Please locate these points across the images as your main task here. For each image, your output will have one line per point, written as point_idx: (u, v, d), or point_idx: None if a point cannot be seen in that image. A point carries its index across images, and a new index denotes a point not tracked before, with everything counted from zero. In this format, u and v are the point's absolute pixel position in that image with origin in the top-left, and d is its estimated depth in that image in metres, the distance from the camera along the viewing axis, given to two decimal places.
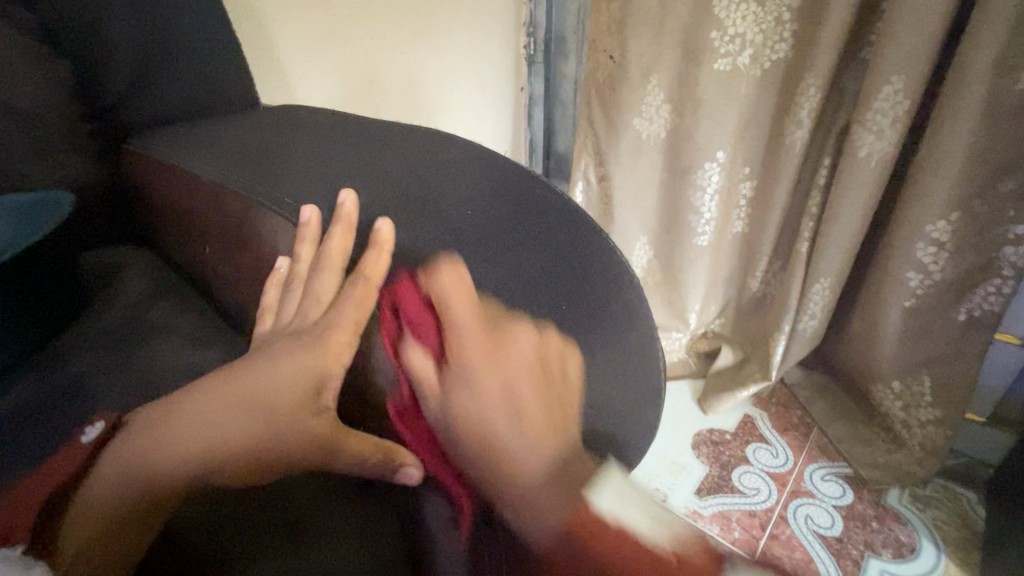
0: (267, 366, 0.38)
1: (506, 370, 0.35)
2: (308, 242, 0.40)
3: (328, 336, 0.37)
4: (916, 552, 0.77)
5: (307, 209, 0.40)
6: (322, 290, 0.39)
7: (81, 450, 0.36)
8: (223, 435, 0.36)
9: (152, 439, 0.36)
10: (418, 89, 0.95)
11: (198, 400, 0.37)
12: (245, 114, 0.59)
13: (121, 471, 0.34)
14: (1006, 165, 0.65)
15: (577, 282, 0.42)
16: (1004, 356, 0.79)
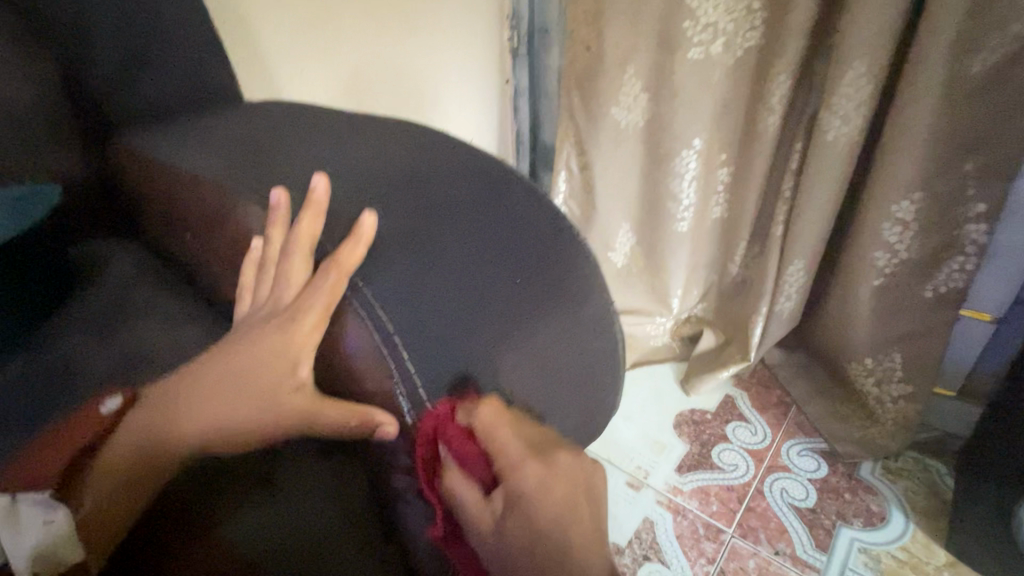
0: (251, 347, 0.39)
1: (551, 490, 0.34)
2: (278, 224, 0.40)
3: (295, 317, 0.37)
4: (886, 520, 0.80)
5: (278, 193, 0.41)
6: (292, 272, 0.39)
7: (101, 419, 0.40)
8: (214, 419, 0.39)
9: (161, 416, 0.39)
10: (402, 83, 0.97)
11: (195, 380, 0.39)
12: (224, 108, 0.60)
13: (136, 445, 0.39)
14: (966, 145, 0.67)
15: (539, 261, 0.42)
16: (974, 333, 0.81)
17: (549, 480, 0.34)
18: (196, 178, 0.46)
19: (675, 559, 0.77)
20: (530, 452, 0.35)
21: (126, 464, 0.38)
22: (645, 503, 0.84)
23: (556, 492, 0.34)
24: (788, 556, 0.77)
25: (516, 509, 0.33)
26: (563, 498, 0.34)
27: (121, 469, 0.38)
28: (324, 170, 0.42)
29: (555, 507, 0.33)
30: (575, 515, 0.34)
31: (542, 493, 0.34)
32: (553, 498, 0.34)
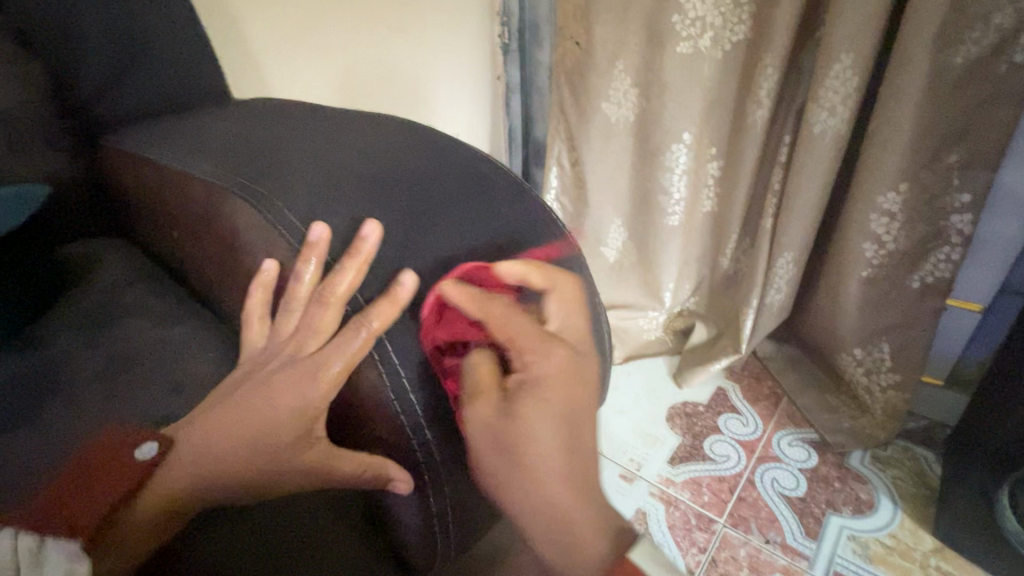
0: (273, 399, 0.37)
1: (566, 374, 0.38)
2: (312, 262, 0.38)
3: (316, 368, 0.36)
4: (875, 507, 0.81)
5: (319, 228, 0.38)
6: (319, 319, 0.37)
7: (135, 465, 0.35)
8: (246, 475, 0.36)
9: (190, 468, 0.36)
10: (394, 80, 0.97)
11: (226, 431, 0.36)
12: (214, 106, 0.60)
13: (160, 496, 0.35)
14: (951, 136, 0.68)
15: (534, 271, 0.42)
16: (961, 322, 0.82)
17: (563, 366, 0.38)
18: (184, 177, 0.46)
19: (667, 549, 0.78)
20: (544, 338, 0.39)
21: (151, 519, 0.34)
22: (638, 495, 0.84)
23: (569, 377, 0.38)
24: (778, 544, 0.77)
25: (529, 385, 0.37)
26: (574, 382, 0.39)
27: (143, 523, 0.34)
28: (310, 164, 0.42)
29: (566, 390, 0.38)
30: (582, 400, 0.39)
31: (556, 373, 0.38)
32: (567, 381, 0.38)
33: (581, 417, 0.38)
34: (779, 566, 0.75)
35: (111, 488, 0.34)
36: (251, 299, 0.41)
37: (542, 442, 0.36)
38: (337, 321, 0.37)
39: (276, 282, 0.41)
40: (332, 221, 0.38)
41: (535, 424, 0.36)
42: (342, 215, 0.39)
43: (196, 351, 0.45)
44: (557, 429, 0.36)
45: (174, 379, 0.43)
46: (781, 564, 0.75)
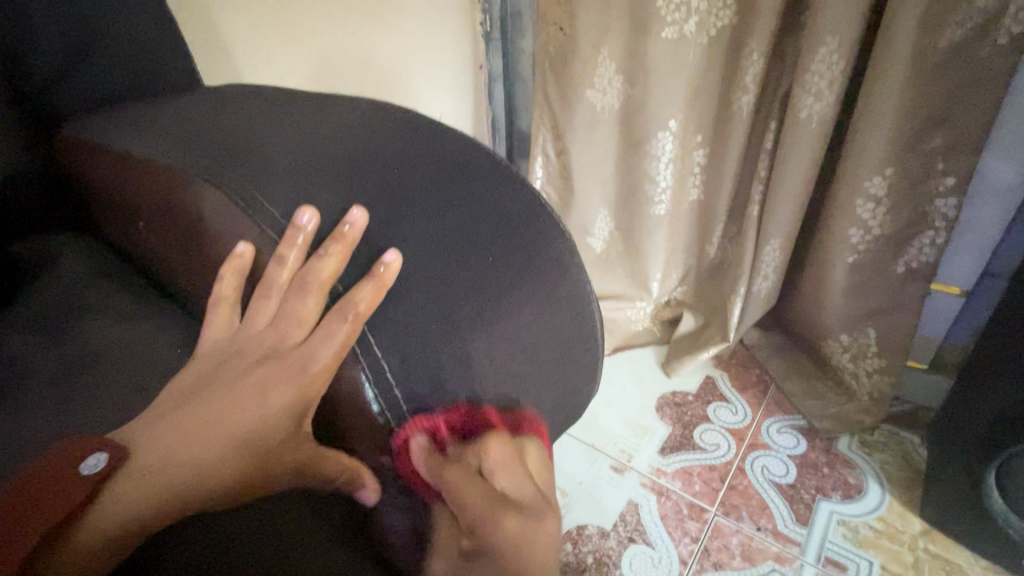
0: (252, 402, 0.35)
1: (520, 547, 0.30)
2: (296, 249, 0.35)
3: (298, 362, 0.34)
4: (862, 492, 0.81)
5: (308, 214, 0.35)
6: (302, 307, 0.35)
7: (77, 478, 0.31)
8: (210, 481, 0.34)
9: (144, 476, 0.33)
10: (371, 69, 0.93)
11: (191, 437, 0.34)
12: (182, 93, 0.57)
13: (113, 513, 0.32)
14: (935, 118, 0.68)
15: (528, 265, 0.40)
16: (944, 306, 0.84)
17: (518, 539, 0.31)
18: (149, 161, 0.43)
19: (659, 540, 0.77)
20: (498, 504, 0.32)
21: (104, 536, 0.31)
22: (629, 486, 0.84)
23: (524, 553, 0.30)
24: (769, 532, 0.77)
25: (475, 561, 0.31)
26: (534, 559, 0.30)
27: (98, 541, 0.31)
28: (282, 147, 0.40)
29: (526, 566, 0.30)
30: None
31: (511, 549, 0.30)
32: (520, 560, 0.30)
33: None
34: (771, 553, 0.75)
35: (44, 513, 0.30)
36: (223, 280, 0.38)
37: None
38: (320, 308, 0.35)
39: (249, 267, 0.38)
40: (307, 202, 0.36)
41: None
42: (316, 195, 0.36)
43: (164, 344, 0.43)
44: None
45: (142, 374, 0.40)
46: (772, 551, 0.75)
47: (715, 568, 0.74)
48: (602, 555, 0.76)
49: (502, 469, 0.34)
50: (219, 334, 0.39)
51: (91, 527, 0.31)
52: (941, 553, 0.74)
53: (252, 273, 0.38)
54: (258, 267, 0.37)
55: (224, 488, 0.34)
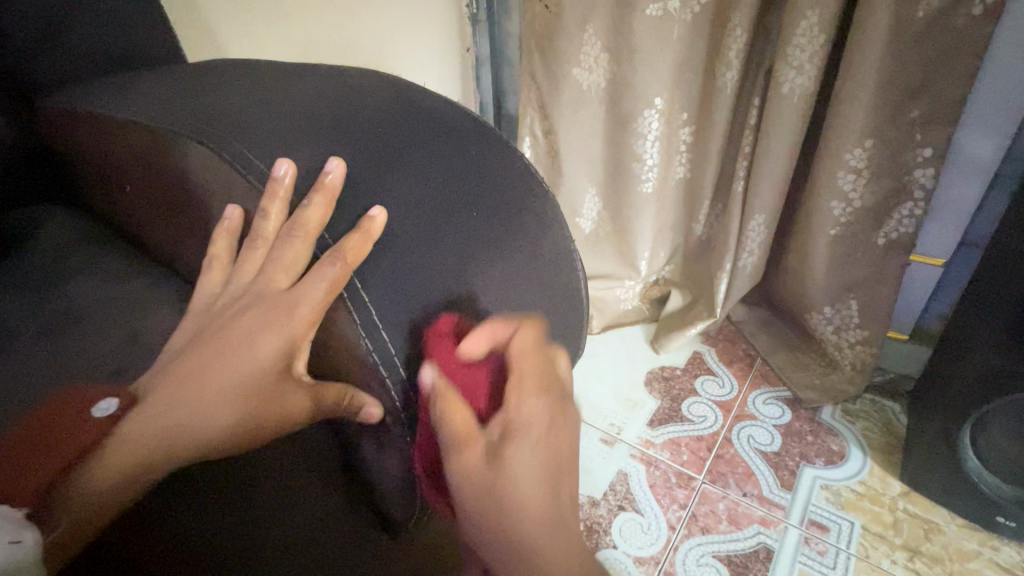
0: (245, 347, 0.35)
1: (552, 424, 0.35)
2: (279, 201, 0.36)
3: (285, 311, 0.35)
4: (845, 458, 0.84)
5: (284, 165, 0.36)
6: (288, 255, 0.36)
7: (91, 423, 0.34)
8: (211, 422, 0.35)
9: (150, 420, 0.34)
10: (357, 51, 0.91)
11: (193, 380, 0.35)
12: (163, 67, 0.56)
13: (122, 454, 0.33)
14: (913, 89, 0.69)
15: (510, 217, 0.41)
16: (924, 276, 0.85)
17: (552, 419, 0.35)
18: (135, 126, 0.43)
19: (648, 508, 0.79)
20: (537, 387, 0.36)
21: (118, 472, 0.32)
22: (619, 457, 0.85)
23: (556, 429, 0.35)
24: (754, 497, 0.79)
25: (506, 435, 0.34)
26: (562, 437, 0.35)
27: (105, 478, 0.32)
28: (266, 111, 0.40)
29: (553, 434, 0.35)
30: (567, 456, 0.35)
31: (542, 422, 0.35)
32: (553, 434, 0.35)
33: (564, 478, 0.35)
34: (756, 517, 0.77)
35: (63, 449, 0.33)
36: (216, 241, 0.39)
37: (526, 489, 0.32)
38: (307, 257, 0.36)
39: (242, 227, 0.39)
40: (291, 156, 0.37)
41: (521, 472, 0.33)
42: (301, 152, 0.37)
43: (154, 306, 0.43)
44: (537, 487, 0.33)
45: (132, 331, 0.40)
46: (758, 515, 0.77)
47: (702, 532, 0.76)
48: (593, 523, 0.78)
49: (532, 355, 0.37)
50: (210, 292, 0.40)
51: (106, 465, 0.32)
52: (920, 513, 0.77)
53: (244, 233, 0.39)
54: (248, 223, 0.38)
55: (229, 429, 0.35)
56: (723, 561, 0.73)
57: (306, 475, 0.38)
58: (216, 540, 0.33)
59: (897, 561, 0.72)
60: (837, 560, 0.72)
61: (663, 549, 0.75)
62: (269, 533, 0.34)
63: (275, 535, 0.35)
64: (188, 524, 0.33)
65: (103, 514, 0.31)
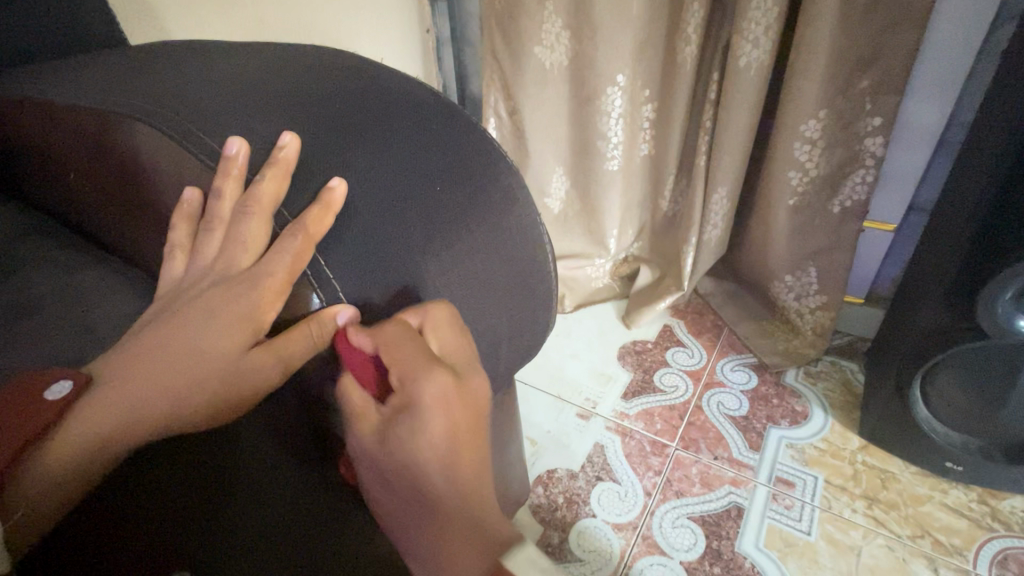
0: (205, 320, 0.35)
1: (453, 397, 0.35)
2: (233, 179, 0.35)
3: (254, 286, 0.34)
4: (808, 417, 0.88)
5: (236, 143, 0.35)
6: (246, 233, 0.35)
7: (46, 406, 0.31)
8: (174, 391, 0.33)
9: (112, 400, 0.33)
10: (311, 33, 0.88)
11: (158, 350, 0.34)
12: (101, 50, 0.53)
13: (81, 439, 0.31)
14: (863, 60, 0.72)
15: (474, 192, 0.41)
16: (875, 241, 0.90)
17: (453, 390, 0.35)
18: (77, 110, 0.41)
19: (625, 476, 0.81)
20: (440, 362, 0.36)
21: (82, 451, 0.31)
22: (595, 430, 0.87)
23: (456, 403, 0.35)
24: (725, 460, 0.83)
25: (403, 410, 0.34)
26: (464, 410, 0.36)
27: (68, 460, 0.31)
28: (217, 92, 0.38)
29: (452, 413, 0.35)
30: (469, 436, 0.36)
31: (435, 395, 0.34)
32: (451, 413, 0.35)
33: (466, 457, 0.35)
34: (727, 479, 0.80)
35: (14, 432, 0.30)
36: (175, 228, 0.37)
37: (419, 461, 0.34)
38: (268, 234, 0.35)
39: (200, 209, 0.37)
40: (244, 135, 0.36)
41: (409, 458, 0.34)
42: (257, 131, 0.36)
43: (112, 295, 0.42)
44: (442, 460, 0.34)
45: (85, 320, 0.39)
46: (729, 476, 0.81)
47: (677, 496, 0.79)
48: (572, 495, 0.80)
49: (436, 333, 0.36)
50: (172, 276, 0.38)
51: (69, 444, 0.31)
52: (876, 464, 0.82)
53: (202, 217, 0.37)
54: (205, 207, 0.37)
55: (196, 400, 0.33)
56: (698, 522, 0.76)
57: (281, 455, 0.36)
58: (162, 525, 0.31)
59: (857, 509, 0.77)
60: (803, 513, 0.76)
61: (640, 515, 0.77)
62: (244, 522, 0.33)
63: (225, 527, 0.32)
64: (161, 514, 0.31)
65: (60, 500, 0.30)
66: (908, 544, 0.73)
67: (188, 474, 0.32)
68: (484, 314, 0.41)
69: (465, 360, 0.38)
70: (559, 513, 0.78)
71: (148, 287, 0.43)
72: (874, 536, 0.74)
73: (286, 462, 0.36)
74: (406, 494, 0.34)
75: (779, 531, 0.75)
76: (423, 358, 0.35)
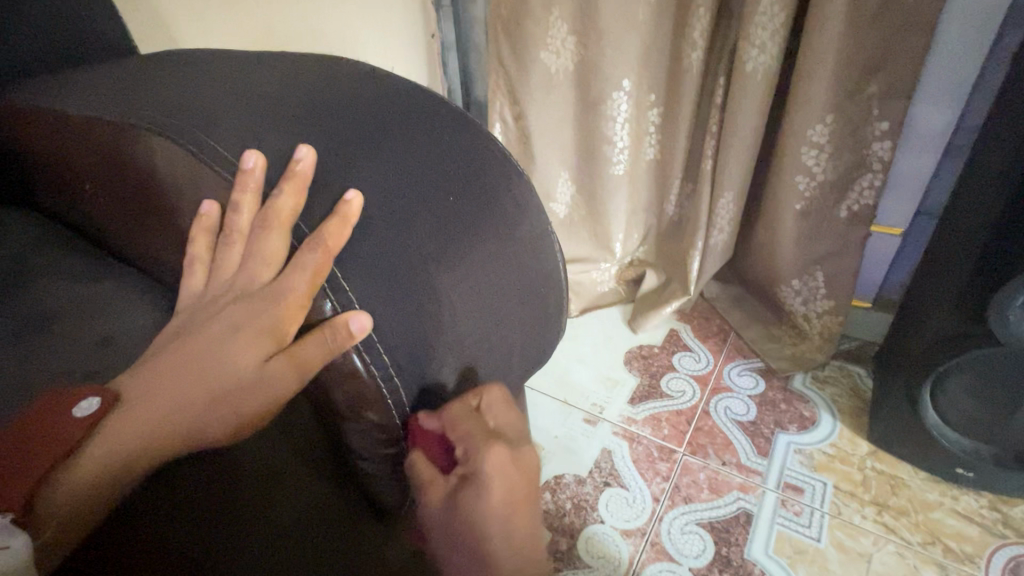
0: (227, 337, 0.34)
1: (510, 467, 0.38)
2: (250, 193, 0.35)
3: (274, 300, 0.34)
4: (816, 422, 0.87)
5: (253, 156, 0.35)
6: (265, 247, 0.35)
7: (75, 424, 0.32)
8: (196, 408, 0.33)
9: (134, 415, 0.33)
10: (317, 38, 0.88)
11: (181, 366, 0.34)
12: (111, 59, 0.54)
13: (103, 456, 0.32)
14: (870, 65, 0.72)
15: (486, 201, 0.41)
16: (883, 246, 0.90)
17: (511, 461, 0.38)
18: (90, 121, 0.41)
19: (633, 482, 0.81)
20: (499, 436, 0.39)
21: (107, 468, 0.32)
22: (602, 435, 0.87)
23: (514, 472, 0.37)
24: (733, 466, 0.82)
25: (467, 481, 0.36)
26: (520, 481, 0.38)
27: (94, 478, 0.31)
28: (230, 103, 0.39)
29: (512, 482, 0.37)
30: (524, 505, 0.38)
31: (496, 464, 0.37)
32: (510, 480, 0.37)
33: (522, 528, 0.37)
34: (736, 484, 0.80)
35: (44, 449, 0.31)
36: (194, 242, 0.38)
37: (484, 528, 0.36)
38: (286, 248, 0.35)
39: (219, 223, 0.37)
40: (259, 147, 0.36)
41: (477, 527, 0.36)
42: (271, 143, 0.36)
43: (126, 305, 0.42)
44: (503, 529, 0.36)
45: (99, 331, 0.39)
46: (737, 482, 0.80)
47: (686, 502, 0.79)
48: (580, 500, 0.80)
49: (491, 410, 0.39)
50: (191, 289, 0.38)
51: (95, 462, 0.32)
52: (886, 469, 0.81)
53: (220, 230, 0.37)
54: (223, 220, 0.37)
55: (219, 416, 0.34)
56: (706, 528, 0.76)
57: (297, 474, 0.37)
58: (180, 541, 0.31)
59: (867, 515, 0.76)
60: (812, 519, 0.76)
61: (649, 520, 0.77)
62: (264, 543, 0.33)
63: (245, 548, 0.32)
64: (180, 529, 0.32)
65: (84, 516, 0.31)
66: (919, 550, 0.73)
67: (203, 490, 0.34)
68: (498, 323, 0.42)
69: (520, 440, 0.40)
70: (567, 519, 0.78)
71: (161, 296, 0.44)
72: (884, 543, 0.73)
73: (302, 481, 0.37)
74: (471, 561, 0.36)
75: (788, 538, 0.74)
76: (483, 434, 0.38)
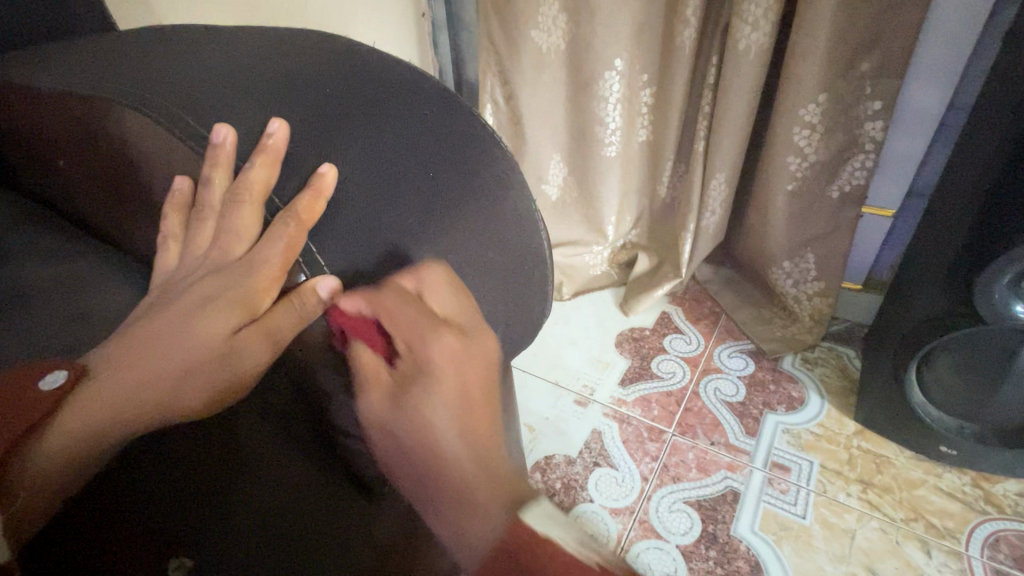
0: (198, 310, 0.34)
1: (458, 356, 0.35)
2: (221, 167, 0.35)
3: (249, 272, 0.34)
4: (804, 403, 0.88)
5: (223, 130, 0.34)
6: (238, 221, 0.35)
7: (42, 396, 0.31)
8: (169, 377, 0.33)
9: (106, 391, 0.33)
10: (305, 18, 0.86)
11: (153, 338, 0.34)
12: (90, 35, 0.52)
13: (76, 426, 0.31)
14: (863, 42, 0.70)
15: (465, 176, 0.41)
16: (875, 226, 0.90)
17: (457, 349, 0.35)
18: (66, 96, 0.40)
19: (622, 461, 0.82)
20: (439, 321, 0.36)
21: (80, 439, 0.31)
22: (593, 416, 0.88)
23: (464, 361, 0.35)
24: (722, 446, 0.83)
25: (414, 374, 0.34)
26: (474, 369, 0.36)
27: (64, 451, 0.30)
28: (205, 78, 0.38)
29: (461, 371, 0.35)
30: (480, 389, 0.35)
31: (442, 355, 0.35)
32: (459, 367, 0.35)
33: (479, 413, 0.35)
34: (724, 463, 0.81)
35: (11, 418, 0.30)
36: (168, 218, 0.38)
37: (439, 420, 0.33)
38: (260, 221, 0.35)
39: (191, 198, 0.37)
40: (231, 120, 0.35)
41: (428, 414, 0.33)
42: (245, 117, 0.35)
43: (106, 283, 0.41)
44: (456, 415, 0.34)
45: (78, 310, 0.39)
46: (725, 461, 0.81)
47: (674, 481, 0.79)
48: (570, 480, 0.80)
49: (432, 291, 0.36)
50: (166, 267, 0.38)
51: (67, 432, 0.31)
52: (872, 448, 0.82)
53: (193, 206, 0.37)
54: (196, 195, 0.37)
55: (193, 388, 0.33)
56: (694, 506, 0.77)
57: (281, 450, 0.36)
58: (158, 514, 0.31)
59: (851, 493, 0.77)
60: (798, 497, 0.77)
61: (637, 499, 0.78)
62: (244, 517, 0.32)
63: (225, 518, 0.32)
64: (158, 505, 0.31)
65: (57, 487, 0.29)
66: (902, 526, 0.74)
67: (183, 463, 0.32)
68: (479, 299, 0.41)
69: (472, 327, 0.37)
70: (557, 499, 0.79)
71: (142, 276, 0.43)
72: (868, 520, 0.75)
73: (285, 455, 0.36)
74: (426, 455, 0.33)
75: (774, 515, 0.75)
76: (425, 320, 0.35)
